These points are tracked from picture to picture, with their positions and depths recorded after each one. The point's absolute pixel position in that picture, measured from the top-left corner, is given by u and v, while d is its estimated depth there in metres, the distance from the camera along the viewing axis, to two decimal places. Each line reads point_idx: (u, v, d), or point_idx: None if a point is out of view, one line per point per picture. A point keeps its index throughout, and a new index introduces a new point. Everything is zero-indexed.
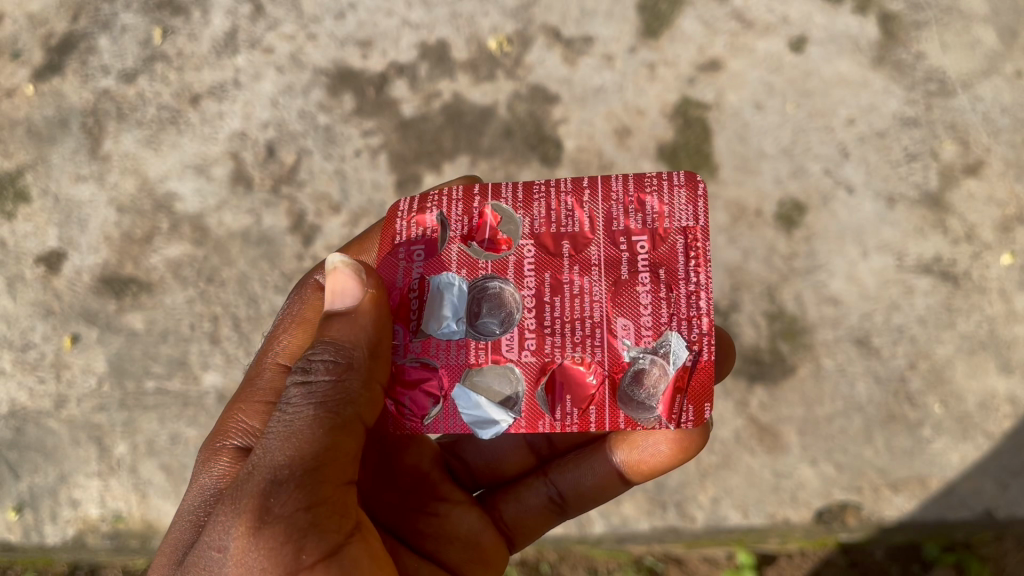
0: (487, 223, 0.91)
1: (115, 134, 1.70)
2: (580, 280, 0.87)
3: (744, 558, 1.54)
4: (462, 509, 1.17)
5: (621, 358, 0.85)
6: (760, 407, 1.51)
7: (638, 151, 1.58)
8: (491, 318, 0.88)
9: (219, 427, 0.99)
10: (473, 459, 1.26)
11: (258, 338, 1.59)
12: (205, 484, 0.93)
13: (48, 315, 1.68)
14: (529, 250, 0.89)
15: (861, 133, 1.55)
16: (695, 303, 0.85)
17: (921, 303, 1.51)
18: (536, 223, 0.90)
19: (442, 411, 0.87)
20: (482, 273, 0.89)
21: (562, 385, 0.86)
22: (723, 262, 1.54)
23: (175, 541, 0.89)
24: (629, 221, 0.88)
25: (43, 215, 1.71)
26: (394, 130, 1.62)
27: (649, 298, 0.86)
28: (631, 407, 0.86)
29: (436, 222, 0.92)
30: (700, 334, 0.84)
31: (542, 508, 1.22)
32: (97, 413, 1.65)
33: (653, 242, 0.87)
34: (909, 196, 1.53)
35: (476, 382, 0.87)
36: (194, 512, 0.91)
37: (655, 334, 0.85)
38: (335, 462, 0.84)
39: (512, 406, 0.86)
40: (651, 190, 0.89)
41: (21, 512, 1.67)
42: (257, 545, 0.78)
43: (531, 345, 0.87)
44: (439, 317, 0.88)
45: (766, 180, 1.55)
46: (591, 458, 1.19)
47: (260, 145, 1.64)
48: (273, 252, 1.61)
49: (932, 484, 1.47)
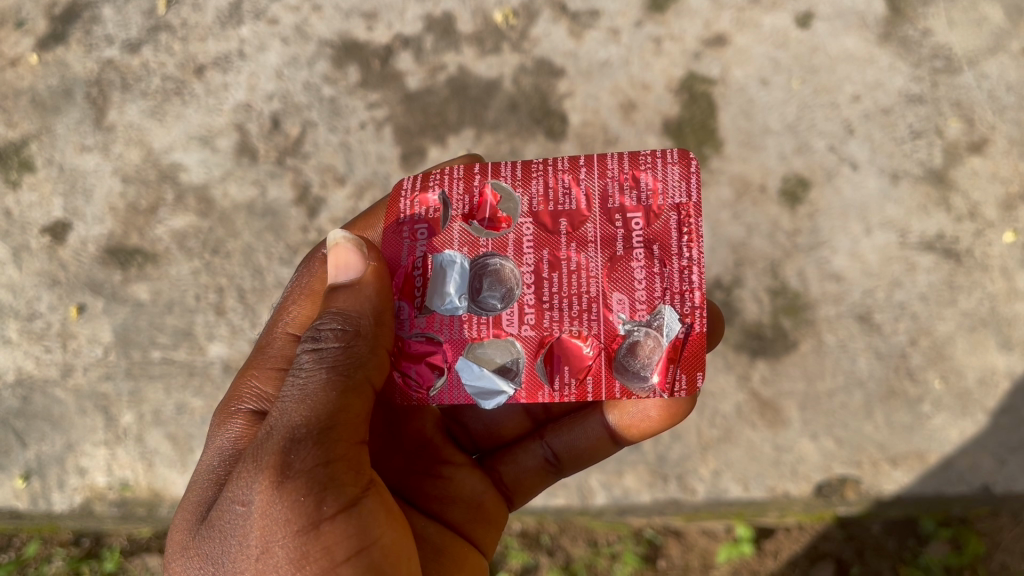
0: (487, 202, 0.92)
1: (119, 105, 1.70)
2: (577, 257, 0.88)
3: (742, 531, 1.58)
4: (465, 472, 1.19)
5: (616, 331, 0.87)
6: (761, 381, 1.52)
7: (643, 126, 1.58)
8: (492, 293, 0.89)
9: (232, 394, 1.01)
10: (473, 424, 1.25)
11: (264, 310, 1.60)
12: (221, 445, 0.94)
13: (54, 285, 1.69)
14: (527, 228, 0.90)
15: (867, 109, 1.55)
16: (688, 278, 0.87)
17: (923, 280, 1.52)
18: (534, 201, 0.91)
19: (446, 383, 0.89)
20: (483, 251, 0.90)
21: (560, 357, 0.88)
22: (725, 238, 1.55)
23: (194, 499, 0.90)
24: (624, 199, 0.90)
25: (47, 184, 1.70)
26: (399, 103, 1.62)
27: (643, 273, 0.87)
28: (627, 377, 0.88)
29: (438, 202, 0.92)
30: (693, 307, 0.86)
31: (538, 469, 1.24)
32: (103, 382, 1.66)
33: (647, 219, 0.88)
34: (913, 173, 1.53)
35: (478, 355, 0.89)
36: (211, 471, 0.92)
37: (649, 308, 0.87)
38: (349, 422, 0.85)
39: (512, 376, 0.88)
40: (645, 167, 0.90)
41: (29, 480, 1.69)
42: (280, 498, 0.80)
43: (531, 319, 0.88)
44: (443, 294, 0.89)
45: (771, 156, 1.55)
46: (584, 421, 1.20)
47: (265, 116, 1.64)
48: (278, 224, 1.62)
49: (931, 459, 1.49)
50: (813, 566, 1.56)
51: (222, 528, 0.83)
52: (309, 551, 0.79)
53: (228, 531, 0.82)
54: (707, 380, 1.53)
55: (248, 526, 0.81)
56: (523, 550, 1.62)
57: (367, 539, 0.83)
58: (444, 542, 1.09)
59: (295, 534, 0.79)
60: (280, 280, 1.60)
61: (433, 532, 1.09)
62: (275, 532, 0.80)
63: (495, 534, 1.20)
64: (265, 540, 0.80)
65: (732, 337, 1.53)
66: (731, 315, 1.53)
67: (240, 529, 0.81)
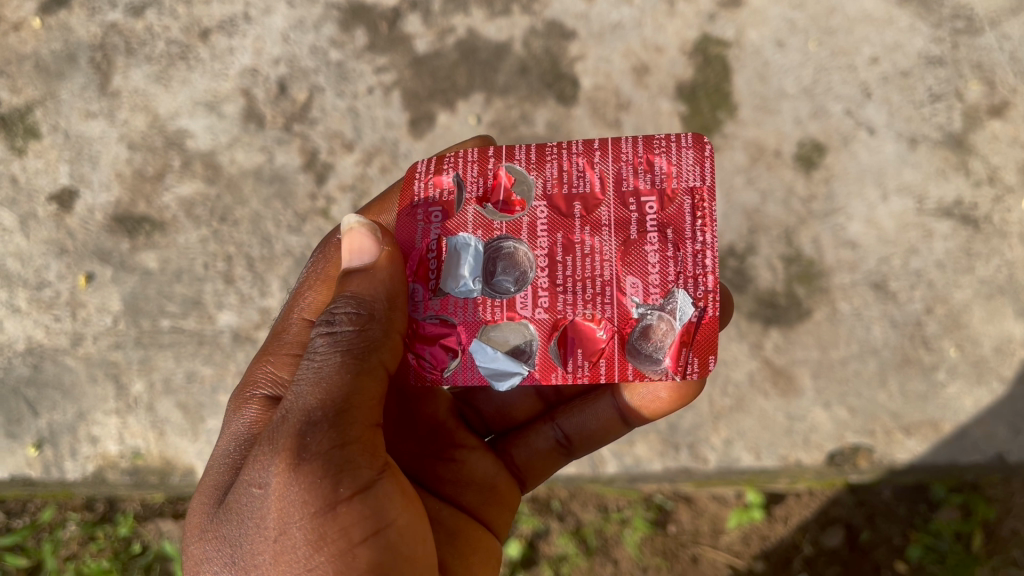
0: (501, 185, 0.90)
1: (124, 70, 1.67)
2: (591, 240, 0.87)
3: (753, 497, 1.57)
4: (478, 455, 1.17)
5: (629, 314, 0.86)
6: (775, 349, 1.50)
7: (656, 90, 1.55)
8: (505, 277, 0.88)
9: (246, 379, 1.00)
10: (485, 406, 1.25)
11: (274, 279, 1.59)
12: (237, 430, 0.94)
13: (62, 253, 1.67)
14: (541, 211, 0.88)
15: (885, 72, 1.51)
16: (701, 261, 0.85)
17: (939, 247, 1.49)
18: (548, 183, 0.89)
19: (460, 364, 0.88)
20: (497, 234, 0.89)
21: (574, 340, 0.87)
22: (739, 204, 1.53)
23: (212, 483, 0.90)
24: (638, 181, 0.88)
25: (53, 151, 1.68)
26: (407, 67, 1.59)
27: (656, 257, 0.86)
28: (639, 359, 0.87)
29: (452, 184, 0.91)
30: (706, 291, 0.85)
31: (550, 451, 1.23)
32: (113, 351, 1.66)
33: (660, 202, 0.87)
34: (931, 137, 1.50)
35: (492, 337, 0.88)
36: (228, 456, 0.92)
37: (662, 291, 0.85)
38: (365, 405, 0.84)
39: (525, 358, 0.87)
40: (659, 150, 0.88)
41: (41, 448, 1.69)
42: (296, 480, 0.79)
43: (544, 302, 0.86)
44: (456, 276, 0.88)
45: (786, 120, 1.52)
46: (595, 401, 1.20)
47: (271, 81, 1.61)
48: (286, 191, 1.60)
49: (945, 428, 1.47)
50: (823, 531, 1.56)
51: (239, 510, 0.83)
52: (326, 532, 0.79)
53: (247, 513, 0.82)
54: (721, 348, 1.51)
55: (265, 508, 0.81)
56: (534, 515, 1.62)
57: (383, 520, 0.82)
58: (457, 525, 1.08)
59: (312, 516, 0.79)
60: (290, 248, 1.59)
61: (447, 515, 1.08)
62: (292, 514, 0.79)
63: (508, 517, 1.19)
64: (283, 522, 0.80)
65: (745, 305, 1.51)
66: (744, 284, 1.52)
67: (257, 511, 0.81)
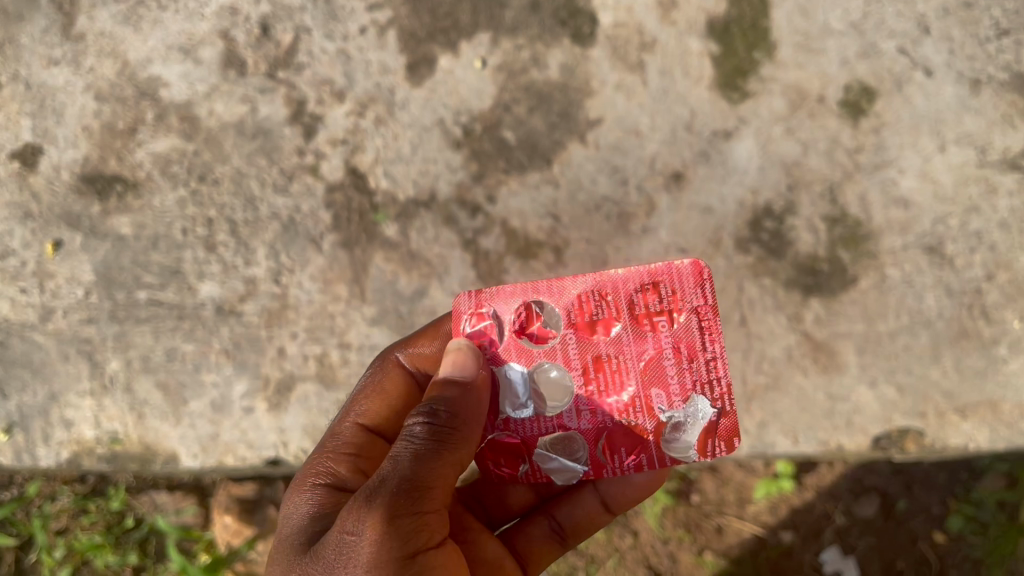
0: (534, 322, 1.06)
1: (88, 8, 1.47)
2: (615, 355, 1.05)
3: (782, 467, 1.51)
4: (485, 539, 1.15)
5: (660, 422, 1.04)
6: (815, 322, 1.35)
7: (685, 27, 1.36)
8: (553, 400, 1.06)
9: (305, 470, 1.09)
10: (487, 498, 1.23)
11: (260, 246, 1.41)
12: (308, 507, 1.03)
13: (27, 218, 1.46)
14: (570, 338, 1.06)
15: (946, 3, 1.33)
16: (713, 368, 1.03)
17: (1004, 205, 1.32)
18: (571, 312, 1.06)
19: (530, 468, 1.08)
20: (536, 360, 1.06)
21: (617, 444, 1.06)
22: (778, 157, 1.36)
23: (292, 546, 0.99)
24: (648, 304, 1.05)
25: (14, 101, 1.48)
26: (403, 4, 1.41)
27: (674, 371, 1.04)
28: (671, 446, 1.04)
29: (492, 319, 1.07)
30: (720, 393, 1.02)
31: (546, 539, 1.21)
32: (87, 326, 1.44)
33: (670, 322, 1.04)
34: (997, 79, 1.32)
35: (547, 439, 1.07)
36: (303, 531, 1.00)
37: (684, 398, 1.03)
38: (444, 486, 0.96)
39: (575, 443, 1.06)
40: (664, 275, 1.05)
41: (11, 433, 1.46)
42: (388, 539, 0.90)
43: (587, 415, 1.05)
44: (512, 400, 1.06)
45: (832, 61, 1.35)
46: (579, 498, 1.20)
47: (252, 21, 1.43)
48: (271, 146, 1.42)
49: (1005, 409, 1.32)
50: (856, 501, 1.50)
51: (327, 561, 0.93)
52: None
53: (332, 564, 0.93)
54: (756, 321, 1.35)
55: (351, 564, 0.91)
56: None
57: None
58: None
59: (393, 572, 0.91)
60: (277, 211, 1.41)
61: None
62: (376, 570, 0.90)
63: None
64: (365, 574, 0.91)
65: (784, 272, 1.35)
66: (782, 248, 1.35)
67: (344, 566, 0.92)
